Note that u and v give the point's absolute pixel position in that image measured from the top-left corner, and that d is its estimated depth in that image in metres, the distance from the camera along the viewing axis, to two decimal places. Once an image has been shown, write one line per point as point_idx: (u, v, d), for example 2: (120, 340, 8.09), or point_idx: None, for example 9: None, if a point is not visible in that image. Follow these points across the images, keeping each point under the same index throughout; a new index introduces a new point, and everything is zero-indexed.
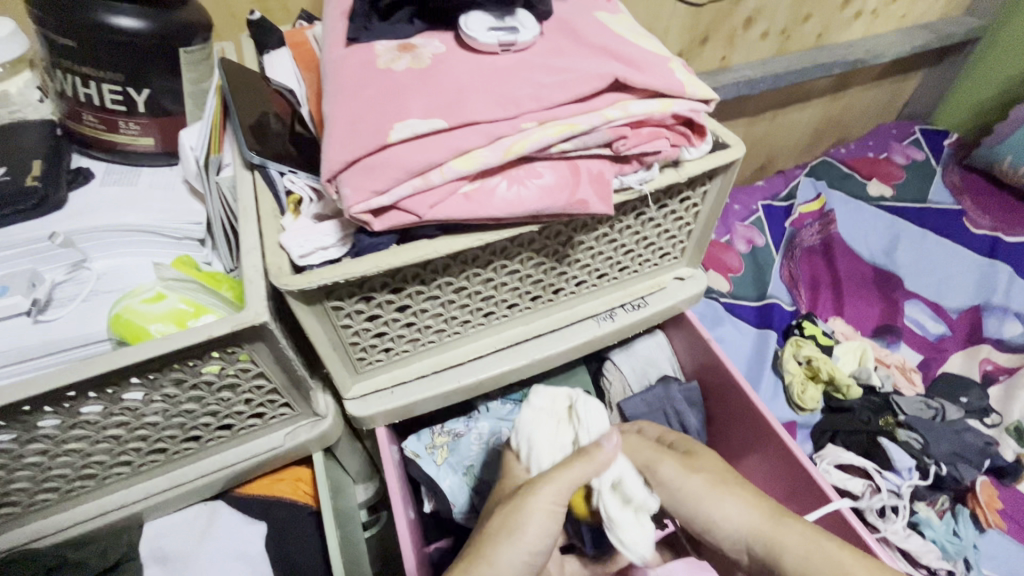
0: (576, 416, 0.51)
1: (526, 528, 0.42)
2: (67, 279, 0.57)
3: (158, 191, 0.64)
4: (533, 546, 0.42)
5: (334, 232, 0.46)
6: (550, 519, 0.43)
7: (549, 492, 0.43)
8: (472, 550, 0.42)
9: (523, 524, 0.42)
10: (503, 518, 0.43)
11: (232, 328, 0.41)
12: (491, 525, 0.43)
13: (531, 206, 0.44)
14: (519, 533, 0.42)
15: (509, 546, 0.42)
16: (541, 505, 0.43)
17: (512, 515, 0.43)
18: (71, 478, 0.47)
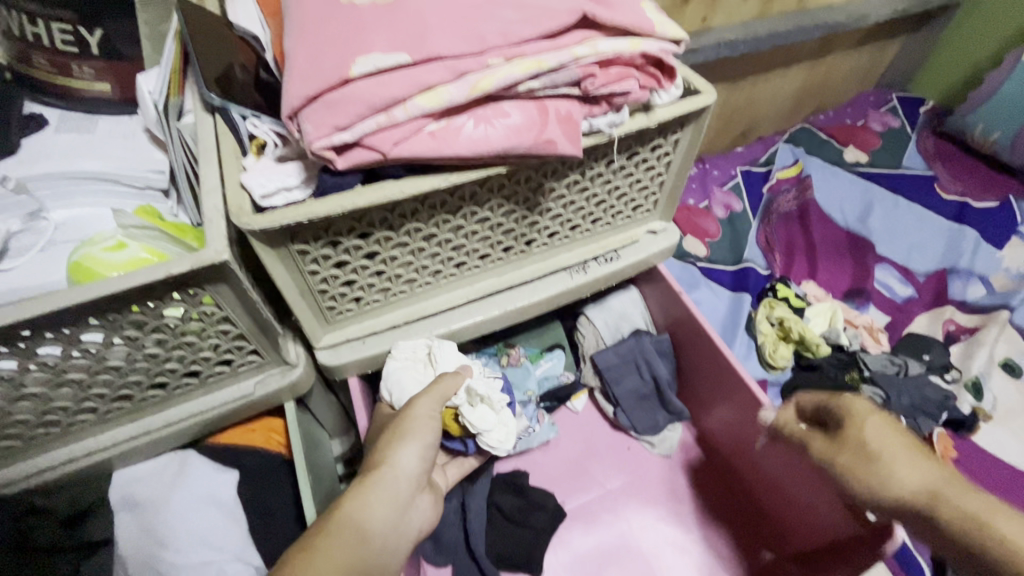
0: (435, 358, 0.58)
1: (416, 430, 0.50)
2: (24, 229, 0.55)
3: (117, 139, 0.62)
4: (425, 445, 0.50)
5: (298, 174, 0.45)
6: (433, 422, 0.52)
7: (427, 402, 0.53)
8: (372, 461, 0.49)
9: (409, 430, 0.50)
10: (392, 432, 0.50)
11: (192, 266, 0.40)
12: (385, 440, 0.50)
13: (497, 146, 0.44)
14: (413, 435, 0.50)
15: (402, 450, 0.49)
16: (422, 414, 0.52)
17: (400, 427, 0.51)
18: (33, 426, 0.46)
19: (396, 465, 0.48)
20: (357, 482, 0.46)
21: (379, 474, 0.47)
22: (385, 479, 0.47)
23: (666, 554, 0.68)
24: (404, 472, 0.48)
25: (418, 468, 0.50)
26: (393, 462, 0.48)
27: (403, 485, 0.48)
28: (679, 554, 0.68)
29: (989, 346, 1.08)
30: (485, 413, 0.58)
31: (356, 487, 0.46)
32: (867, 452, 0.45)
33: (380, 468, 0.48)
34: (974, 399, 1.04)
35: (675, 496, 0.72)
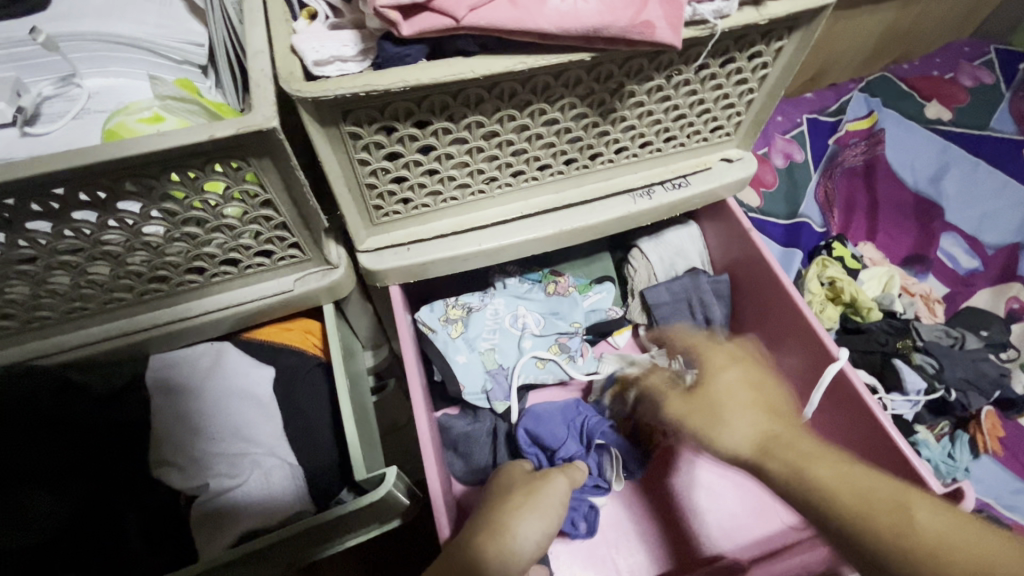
0: (655, 355, 0.68)
1: (545, 509, 0.47)
2: (56, 94, 0.52)
3: (154, 3, 0.56)
4: (549, 529, 0.46)
5: (354, 43, 0.40)
6: (559, 507, 0.49)
7: (560, 486, 0.51)
8: (494, 524, 0.44)
9: (539, 509, 0.47)
10: (517, 498, 0.48)
11: (238, 131, 0.36)
12: (509, 499, 0.48)
13: (586, 23, 0.38)
14: (541, 511, 0.47)
15: (527, 519, 0.45)
16: (555, 497, 0.49)
17: (532, 499, 0.48)
18: (69, 298, 0.45)
19: (518, 537, 0.44)
20: (479, 537, 0.43)
21: (501, 533, 0.43)
22: (508, 551, 0.42)
23: (699, 497, 0.68)
24: (523, 548, 0.43)
25: (536, 552, 0.45)
26: (518, 532, 0.44)
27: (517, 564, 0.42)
28: (712, 495, 0.68)
29: None
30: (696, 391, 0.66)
31: (476, 540, 0.42)
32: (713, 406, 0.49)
33: (501, 530, 0.44)
34: None
35: None
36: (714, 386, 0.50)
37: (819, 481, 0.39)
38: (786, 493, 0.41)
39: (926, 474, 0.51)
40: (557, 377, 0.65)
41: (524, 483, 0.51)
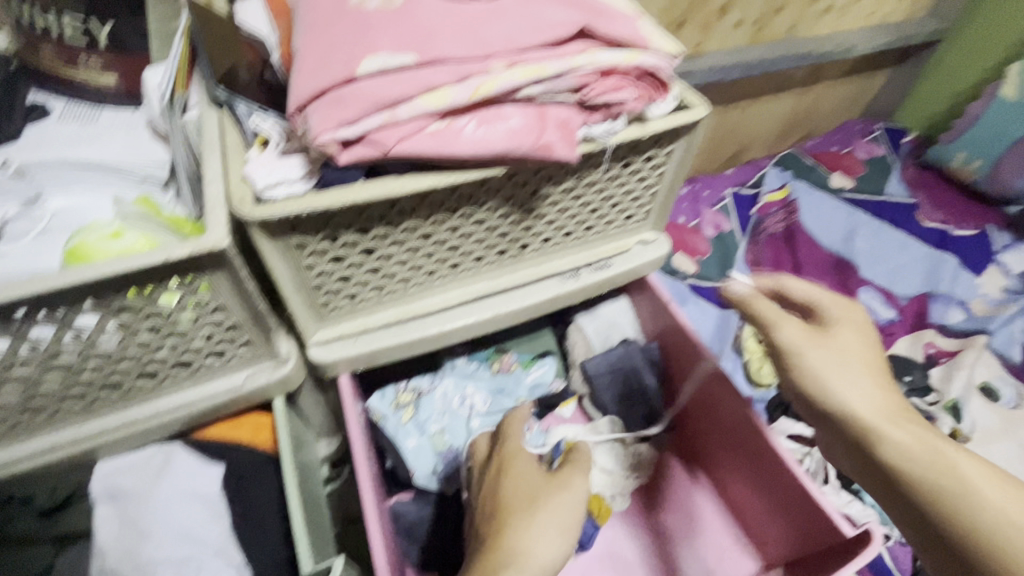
0: (598, 425, 0.72)
1: (560, 514, 0.50)
2: (20, 216, 0.55)
3: (120, 130, 0.63)
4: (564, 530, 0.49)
5: (300, 167, 0.46)
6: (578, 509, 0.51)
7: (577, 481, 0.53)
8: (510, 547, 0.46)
9: (560, 529, 0.49)
10: (536, 513, 0.49)
11: (193, 251, 0.41)
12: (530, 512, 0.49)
13: (496, 147, 0.45)
14: (561, 527, 0.49)
15: (546, 536, 0.47)
16: (572, 497, 0.52)
17: (555, 510, 0.50)
18: (18, 409, 0.46)
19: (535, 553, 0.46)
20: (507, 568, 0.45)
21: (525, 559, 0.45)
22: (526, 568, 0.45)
23: (650, 563, 0.70)
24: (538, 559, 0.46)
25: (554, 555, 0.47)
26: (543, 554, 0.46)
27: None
28: (664, 560, 0.70)
29: (967, 370, 1.13)
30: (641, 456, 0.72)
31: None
32: (834, 360, 0.51)
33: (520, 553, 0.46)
34: (954, 421, 1.08)
35: (660, 508, 0.73)
36: (835, 334, 0.52)
37: (923, 473, 0.44)
38: (879, 464, 0.46)
39: (835, 517, 0.56)
40: None
41: (540, 482, 0.52)
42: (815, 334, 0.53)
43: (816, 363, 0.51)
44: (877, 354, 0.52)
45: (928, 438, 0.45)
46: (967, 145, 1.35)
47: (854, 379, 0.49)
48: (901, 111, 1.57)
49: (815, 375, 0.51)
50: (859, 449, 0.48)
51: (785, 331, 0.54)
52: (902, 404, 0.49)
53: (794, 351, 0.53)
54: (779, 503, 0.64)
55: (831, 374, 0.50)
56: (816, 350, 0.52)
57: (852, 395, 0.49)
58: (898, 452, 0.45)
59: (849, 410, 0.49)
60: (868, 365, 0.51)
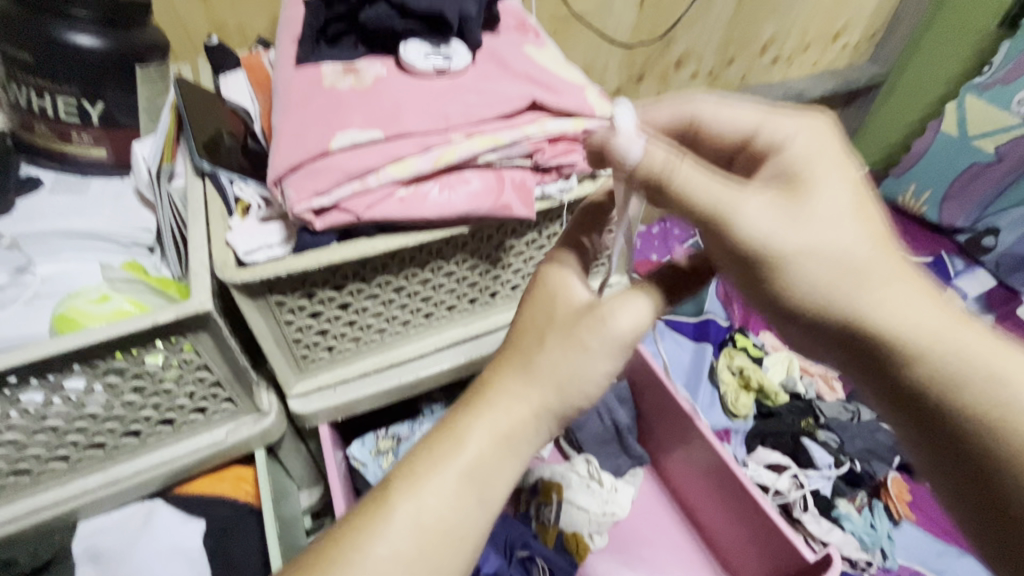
0: (577, 463, 0.73)
1: (502, 413, 0.39)
2: (9, 284, 0.56)
3: (109, 200, 0.66)
4: (518, 425, 0.39)
5: (280, 232, 0.50)
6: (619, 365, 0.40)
7: (560, 350, 0.39)
8: (438, 450, 0.38)
9: (580, 380, 0.39)
10: (540, 359, 0.40)
11: (177, 315, 0.44)
12: (518, 389, 0.40)
13: (460, 209, 0.50)
14: (570, 381, 0.39)
15: (473, 444, 0.38)
16: (559, 368, 0.39)
17: (495, 424, 0.39)
18: (3, 473, 0.47)
19: (468, 444, 0.38)
20: (485, 443, 0.38)
21: (514, 442, 0.39)
22: (451, 463, 0.37)
23: None
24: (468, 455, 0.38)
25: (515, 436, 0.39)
26: (580, 360, 0.39)
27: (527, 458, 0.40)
28: None
29: None
30: (623, 489, 0.73)
31: (481, 437, 0.38)
32: (839, 263, 0.38)
33: (513, 409, 0.39)
34: None
35: (639, 542, 0.75)
36: (816, 208, 0.38)
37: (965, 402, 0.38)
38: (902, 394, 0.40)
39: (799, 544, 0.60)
40: None
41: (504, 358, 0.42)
42: (788, 205, 0.38)
43: (815, 270, 0.38)
44: (875, 221, 0.39)
45: (961, 349, 0.39)
46: (914, 176, 1.38)
47: (874, 286, 0.38)
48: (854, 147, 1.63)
49: (804, 266, 0.38)
50: (863, 358, 0.41)
51: (755, 212, 0.38)
52: (919, 282, 0.40)
53: (782, 256, 0.38)
54: (747, 527, 0.67)
55: (847, 286, 0.39)
56: (806, 236, 0.38)
57: (866, 300, 0.39)
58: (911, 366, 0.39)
59: (867, 324, 0.39)
60: (882, 251, 0.39)
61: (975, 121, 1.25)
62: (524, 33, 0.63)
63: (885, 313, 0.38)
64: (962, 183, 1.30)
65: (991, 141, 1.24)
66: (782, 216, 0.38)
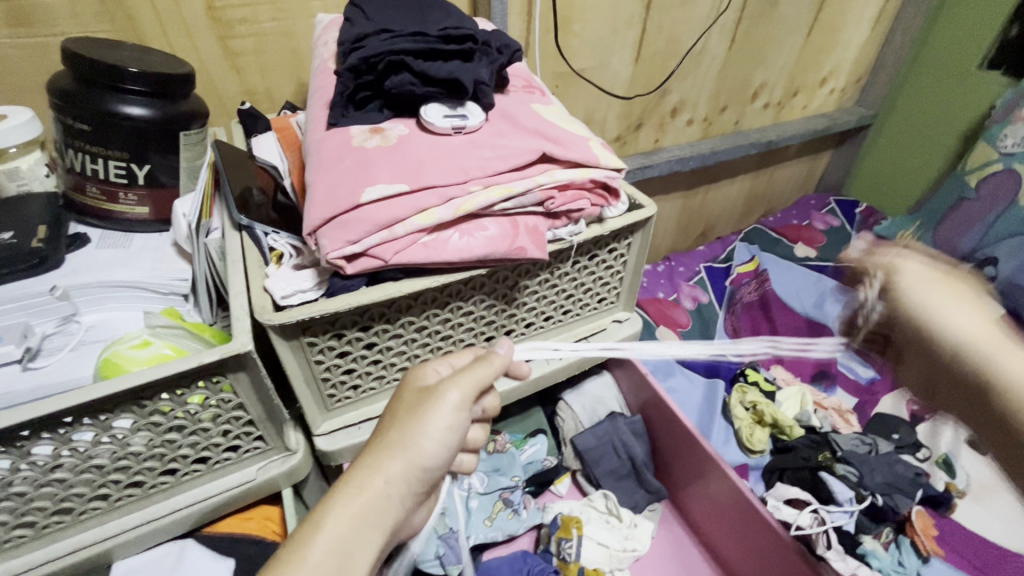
0: (594, 499, 0.75)
1: (362, 491, 0.42)
2: (56, 331, 0.61)
3: (149, 252, 0.71)
4: (387, 489, 0.43)
5: (312, 278, 0.54)
6: (454, 424, 0.45)
7: (405, 421, 0.45)
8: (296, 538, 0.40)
9: (421, 447, 0.44)
10: (389, 435, 0.45)
11: (221, 356, 0.48)
12: (374, 469, 0.43)
13: (478, 252, 0.54)
14: (417, 444, 0.44)
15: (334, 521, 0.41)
16: (407, 432, 0.44)
17: (353, 500, 0.42)
18: (49, 512, 0.50)
19: (326, 526, 0.40)
20: (342, 525, 0.41)
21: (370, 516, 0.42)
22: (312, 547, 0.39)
23: None
24: (336, 529, 0.40)
25: (385, 502, 0.43)
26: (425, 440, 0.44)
27: (389, 524, 0.44)
28: None
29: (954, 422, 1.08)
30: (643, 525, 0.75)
31: (337, 521, 0.41)
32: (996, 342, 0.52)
33: (366, 488, 0.42)
34: (947, 476, 1.03)
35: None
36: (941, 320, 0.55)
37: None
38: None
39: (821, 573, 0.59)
40: (506, 532, 0.72)
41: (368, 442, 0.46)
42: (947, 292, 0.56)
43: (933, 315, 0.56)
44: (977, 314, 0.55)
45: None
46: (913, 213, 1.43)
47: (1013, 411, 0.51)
48: (850, 183, 1.71)
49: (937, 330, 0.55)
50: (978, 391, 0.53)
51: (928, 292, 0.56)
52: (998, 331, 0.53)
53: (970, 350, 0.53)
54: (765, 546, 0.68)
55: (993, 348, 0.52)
56: (946, 313, 0.55)
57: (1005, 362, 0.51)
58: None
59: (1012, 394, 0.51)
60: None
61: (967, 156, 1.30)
62: (531, 92, 0.69)
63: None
64: None
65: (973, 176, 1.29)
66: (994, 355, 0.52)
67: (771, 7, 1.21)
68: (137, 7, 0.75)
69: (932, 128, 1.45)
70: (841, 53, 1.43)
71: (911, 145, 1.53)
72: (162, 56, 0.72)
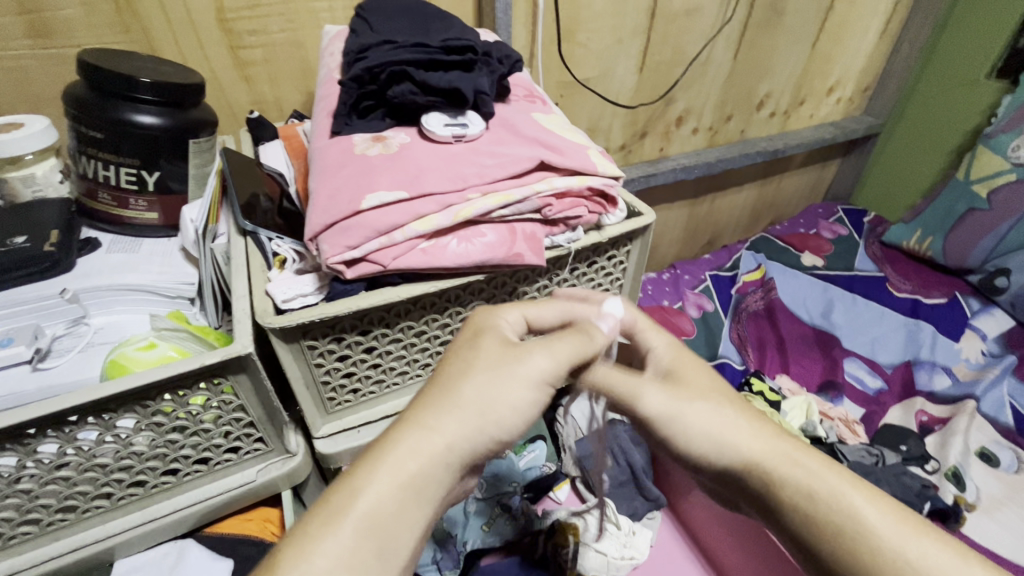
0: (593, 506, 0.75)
1: (411, 458, 0.37)
2: (66, 333, 0.63)
3: (157, 257, 0.73)
4: (443, 456, 0.38)
5: (313, 282, 0.56)
6: (539, 395, 0.41)
7: (481, 377, 0.40)
8: (326, 497, 0.37)
9: (499, 411, 0.40)
10: (462, 392, 0.40)
11: (222, 357, 0.49)
12: (433, 429, 0.38)
13: (476, 258, 0.55)
14: (488, 410, 0.39)
15: (378, 492, 0.37)
16: (483, 390, 0.40)
17: (396, 470, 0.37)
18: (53, 510, 0.51)
19: (364, 498, 0.37)
20: (385, 491, 0.37)
21: (419, 485, 0.38)
22: (340, 516, 0.36)
23: None
24: (380, 502, 0.37)
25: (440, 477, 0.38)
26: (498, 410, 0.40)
27: (439, 500, 0.39)
28: None
29: (963, 434, 1.07)
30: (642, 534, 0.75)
31: (381, 485, 0.37)
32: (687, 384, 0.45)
33: (421, 453, 0.38)
34: (957, 489, 1.00)
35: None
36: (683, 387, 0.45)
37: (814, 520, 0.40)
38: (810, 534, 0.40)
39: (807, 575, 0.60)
40: (503, 537, 0.72)
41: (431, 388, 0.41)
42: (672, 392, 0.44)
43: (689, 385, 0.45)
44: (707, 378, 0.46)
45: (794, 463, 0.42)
46: (922, 223, 1.41)
47: (804, 502, 0.41)
48: (858, 191, 1.70)
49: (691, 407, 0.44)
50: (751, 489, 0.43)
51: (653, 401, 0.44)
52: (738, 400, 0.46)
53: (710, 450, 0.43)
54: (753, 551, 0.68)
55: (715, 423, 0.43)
56: (709, 437, 0.43)
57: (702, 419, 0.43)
58: (836, 562, 0.39)
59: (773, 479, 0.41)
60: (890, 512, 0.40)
61: (979, 166, 1.30)
62: (532, 102, 0.70)
63: (878, 521, 0.39)
64: (962, 230, 1.33)
65: (985, 188, 1.29)
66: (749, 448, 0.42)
67: (776, 16, 1.22)
68: (151, 19, 0.78)
69: (936, 137, 1.47)
70: (847, 62, 1.43)
71: (909, 151, 1.54)
72: (174, 67, 0.74)
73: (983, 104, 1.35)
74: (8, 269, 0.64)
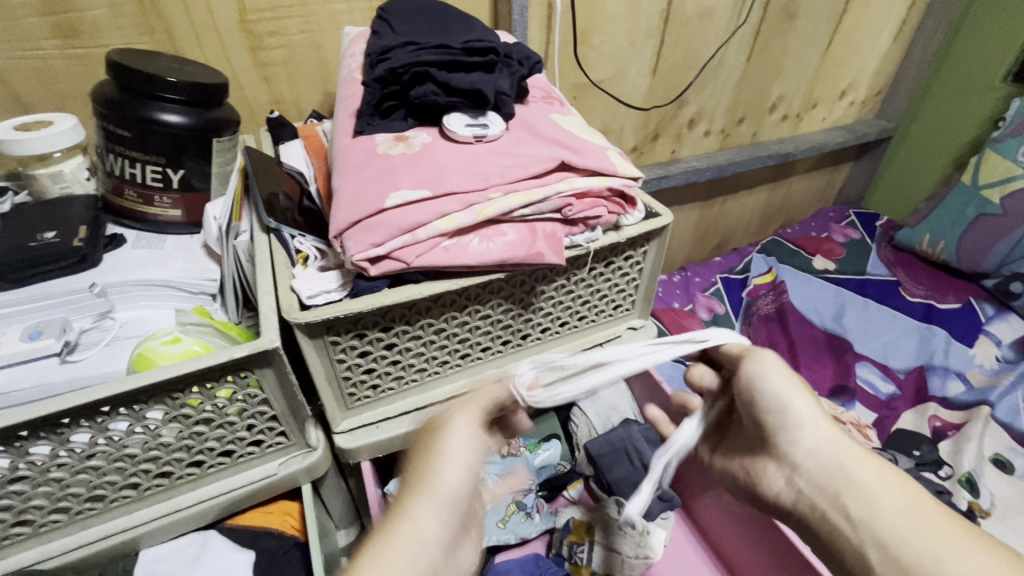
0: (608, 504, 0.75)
1: (390, 542, 0.41)
2: (92, 327, 0.64)
3: (180, 253, 0.74)
4: (419, 534, 0.42)
5: (337, 280, 0.57)
6: (479, 450, 0.46)
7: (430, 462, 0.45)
8: None
9: (450, 483, 0.44)
10: (418, 478, 0.45)
11: (250, 351, 0.50)
12: (405, 511, 0.42)
13: (498, 256, 0.56)
14: (444, 485, 0.44)
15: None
16: (440, 470, 0.44)
17: (380, 555, 0.40)
18: (82, 499, 0.52)
19: None
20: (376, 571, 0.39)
21: (385, 552, 0.40)
22: None
23: None
24: None
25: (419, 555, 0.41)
26: (444, 473, 0.44)
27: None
28: None
29: (976, 441, 1.06)
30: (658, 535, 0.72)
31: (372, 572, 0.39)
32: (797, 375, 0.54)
33: (398, 534, 0.41)
34: (971, 495, 1.00)
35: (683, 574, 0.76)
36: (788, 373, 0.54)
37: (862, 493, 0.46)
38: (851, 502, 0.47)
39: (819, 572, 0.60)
40: (519, 534, 0.75)
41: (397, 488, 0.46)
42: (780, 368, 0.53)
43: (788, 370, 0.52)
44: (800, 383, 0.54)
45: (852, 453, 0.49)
46: (929, 227, 1.41)
47: (858, 490, 0.47)
48: (870, 195, 1.70)
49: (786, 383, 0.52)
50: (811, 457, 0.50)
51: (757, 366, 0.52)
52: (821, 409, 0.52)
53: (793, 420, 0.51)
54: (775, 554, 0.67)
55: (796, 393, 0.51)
56: (795, 404, 0.50)
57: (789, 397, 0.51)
58: (870, 532, 0.45)
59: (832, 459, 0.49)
60: (928, 514, 0.44)
61: (985, 172, 1.30)
62: (550, 103, 0.71)
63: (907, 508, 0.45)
64: (974, 233, 1.31)
65: (998, 193, 1.27)
66: (817, 432, 0.50)
67: (789, 19, 1.22)
68: (176, 20, 0.79)
69: (949, 141, 1.46)
70: (859, 66, 1.43)
71: (922, 154, 1.53)
72: (198, 67, 0.75)
73: (996, 107, 1.34)
74: (37, 263, 0.66)
